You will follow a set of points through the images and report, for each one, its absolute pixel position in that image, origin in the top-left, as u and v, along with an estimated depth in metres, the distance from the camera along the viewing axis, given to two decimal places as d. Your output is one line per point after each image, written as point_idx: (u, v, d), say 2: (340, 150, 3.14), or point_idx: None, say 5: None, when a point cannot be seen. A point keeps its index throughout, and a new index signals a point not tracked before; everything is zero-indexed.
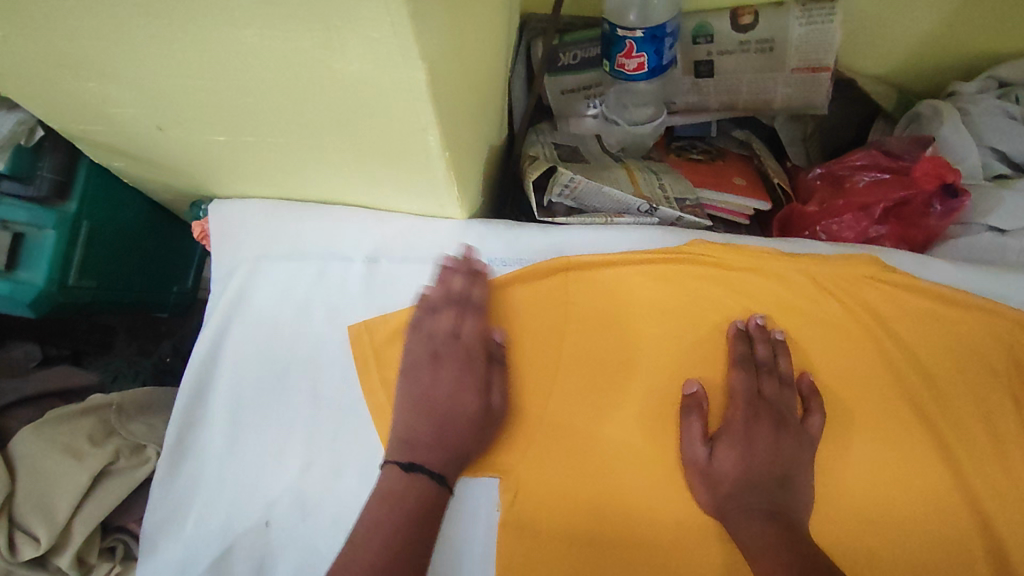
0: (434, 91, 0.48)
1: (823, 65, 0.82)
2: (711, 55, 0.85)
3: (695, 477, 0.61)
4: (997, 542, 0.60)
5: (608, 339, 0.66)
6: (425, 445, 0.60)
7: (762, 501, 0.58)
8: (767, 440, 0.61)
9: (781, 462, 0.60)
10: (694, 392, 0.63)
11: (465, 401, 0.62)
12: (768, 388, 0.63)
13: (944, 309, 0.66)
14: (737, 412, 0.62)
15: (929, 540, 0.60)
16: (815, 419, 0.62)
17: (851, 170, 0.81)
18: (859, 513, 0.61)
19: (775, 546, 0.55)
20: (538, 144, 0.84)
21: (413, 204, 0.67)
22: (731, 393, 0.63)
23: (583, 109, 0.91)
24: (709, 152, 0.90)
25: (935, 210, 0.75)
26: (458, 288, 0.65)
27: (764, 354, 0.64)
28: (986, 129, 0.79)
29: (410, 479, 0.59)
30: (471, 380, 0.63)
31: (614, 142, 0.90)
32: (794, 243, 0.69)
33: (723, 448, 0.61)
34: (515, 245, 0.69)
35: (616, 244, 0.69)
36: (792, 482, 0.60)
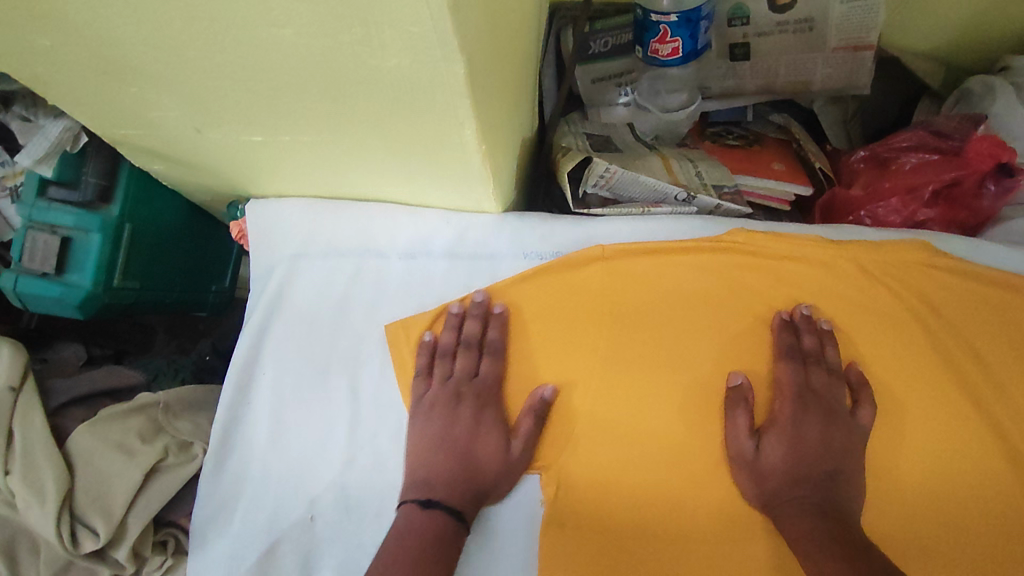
0: (471, 85, 0.47)
1: (866, 43, 0.79)
2: (747, 36, 0.83)
3: (740, 472, 0.60)
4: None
5: (649, 331, 0.65)
6: (442, 482, 0.60)
7: (811, 494, 0.57)
8: (812, 432, 0.60)
9: (832, 455, 0.59)
10: (740, 384, 0.62)
11: (486, 446, 0.62)
12: (816, 380, 0.62)
13: (1001, 294, 0.63)
14: (783, 404, 0.61)
15: (993, 539, 0.58)
16: (865, 410, 0.61)
17: (898, 152, 0.78)
18: (917, 506, 0.59)
19: (826, 540, 0.53)
20: (570, 134, 0.83)
21: (448, 199, 0.66)
22: (777, 385, 0.62)
23: (614, 97, 0.89)
24: (746, 138, 0.88)
25: (987, 190, 0.73)
26: (471, 332, 0.66)
27: (811, 344, 0.62)
28: None
29: (429, 515, 0.58)
30: (491, 417, 0.63)
31: (647, 130, 0.87)
32: (843, 230, 0.66)
33: (771, 440, 0.60)
34: (550, 239, 0.68)
35: (655, 233, 0.67)
36: (844, 477, 0.58)
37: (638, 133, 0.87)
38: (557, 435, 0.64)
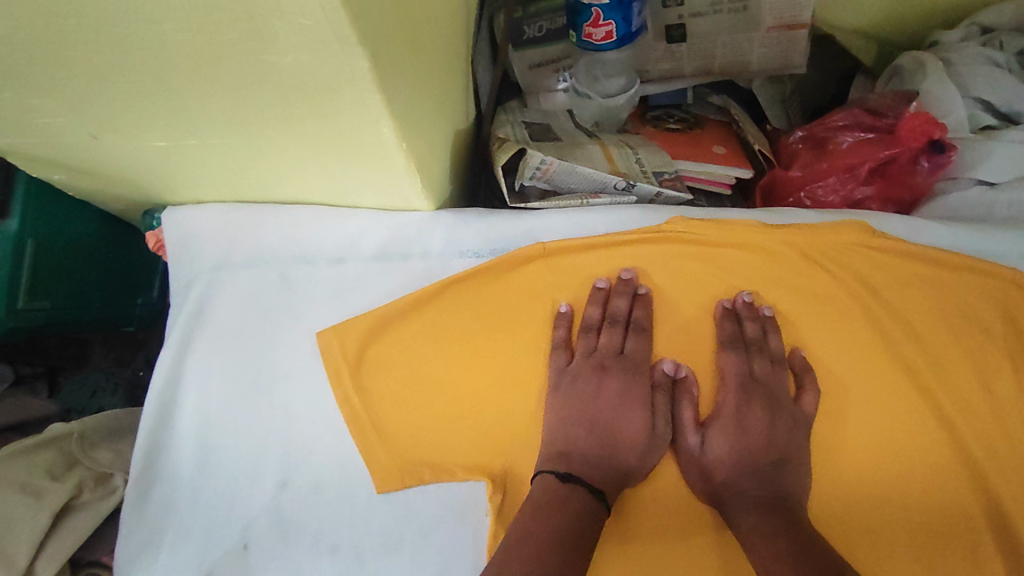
0: (379, 78, 0.44)
1: (800, 22, 0.77)
2: (682, 18, 0.81)
3: (686, 464, 0.60)
4: (1007, 520, 0.58)
5: (594, 326, 0.63)
6: (581, 458, 0.59)
7: (755, 487, 0.57)
8: (753, 423, 0.60)
9: (775, 444, 0.59)
10: (684, 377, 0.62)
11: (633, 423, 0.60)
12: (759, 370, 0.62)
13: (934, 272, 0.63)
14: (727, 396, 0.61)
15: (937, 519, 0.59)
16: (809, 396, 0.61)
17: (834, 130, 0.77)
18: (861, 490, 0.59)
19: (771, 535, 0.53)
20: (508, 122, 0.81)
21: (376, 198, 0.63)
22: (722, 375, 0.62)
23: (552, 83, 0.86)
24: (686, 120, 0.88)
25: (922, 166, 0.73)
26: (619, 309, 0.62)
27: (754, 331, 0.62)
28: (971, 79, 0.76)
29: (569, 488, 0.56)
30: (637, 395, 0.61)
31: (589, 117, 0.86)
32: (779, 211, 0.65)
33: (715, 435, 0.60)
34: (486, 234, 0.65)
35: (595, 226, 0.65)
36: (786, 466, 0.59)
37: (578, 120, 0.85)
38: (499, 439, 0.61)
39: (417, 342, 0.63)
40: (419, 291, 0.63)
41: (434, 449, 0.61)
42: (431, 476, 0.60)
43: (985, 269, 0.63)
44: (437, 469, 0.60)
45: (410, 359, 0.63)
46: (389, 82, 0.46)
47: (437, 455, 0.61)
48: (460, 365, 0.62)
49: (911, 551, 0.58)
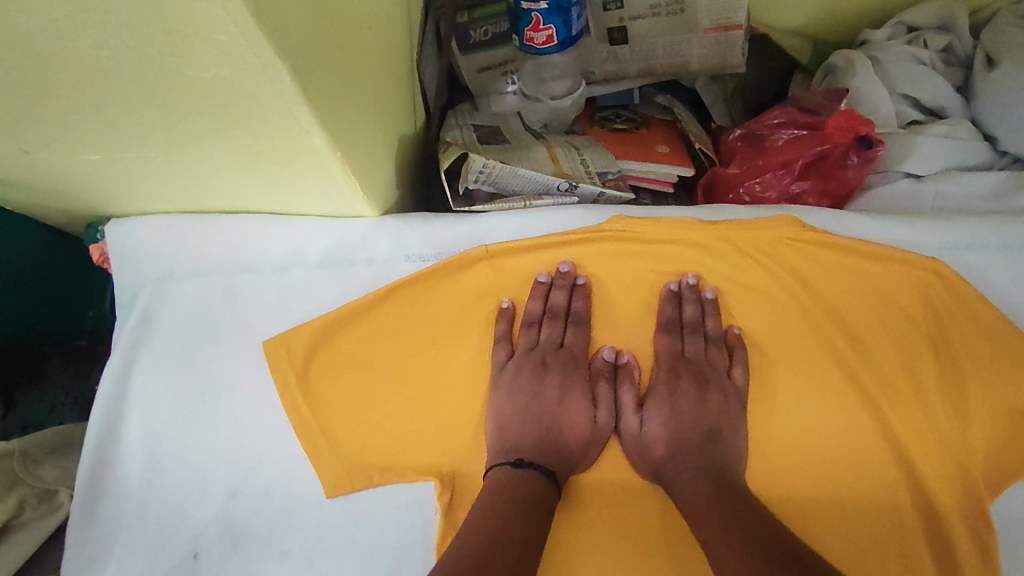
0: (304, 90, 0.44)
1: (735, 23, 0.78)
2: (623, 20, 0.82)
3: (630, 449, 0.62)
4: (931, 501, 0.61)
5: (538, 324, 0.65)
6: (530, 445, 0.60)
7: (693, 460, 0.60)
8: (687, 400, 0.63)
9: (707, 420, 0.62)
10: (626, 361, 0.64)
11: (577, 413, 0.63)
12: (689, 349, 0.65)
13: (863, 263, 0.65)
14: (660, 375, 0.64)
15: (866, 505, 0.61)
16: (739, 370, 0.64)
17: (770, 128, 0.80)
18: (792, 485, 0.62)
19: (710, 504, 0.55)
20: (457, 125, 0.84)
21: (321, 206, 0.64)
22: (658, 356, 0.65)
23: (502, 86, 0.90)
24: (633, 121, 0.90)
25: (851, 161, 0.76)
26: (558, 303, 0.64)
27: (691, 315, 0.65)
28: (897, 76, 0.79)
29: (521, 474, 0.58)
30: (579, 384, 0.64)
31: (540, 119, 0.89)
32: (716, 210, 0.66)
33: (652, 413, 0.63)
34: (431, 239, 0.66)
35: (536, 228, 0.66)
36: (721, 438, 0.61)
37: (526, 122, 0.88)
38: (447, 439, 0.62)
39: (364, 347, 0.64)
40: (360, 298, 0.64)
41: (384, 453, 0.61)
42: (382, 481, 0.61)
43: (913, 261, 0.65)
44: (387, 473, 0.61)
45: (360, 365, 0.64)
46: (316, 93, 0.46)
47: (388, 458, 0.61)
48: (407, 368, 0.63)
49: (841, 543, 0.60)
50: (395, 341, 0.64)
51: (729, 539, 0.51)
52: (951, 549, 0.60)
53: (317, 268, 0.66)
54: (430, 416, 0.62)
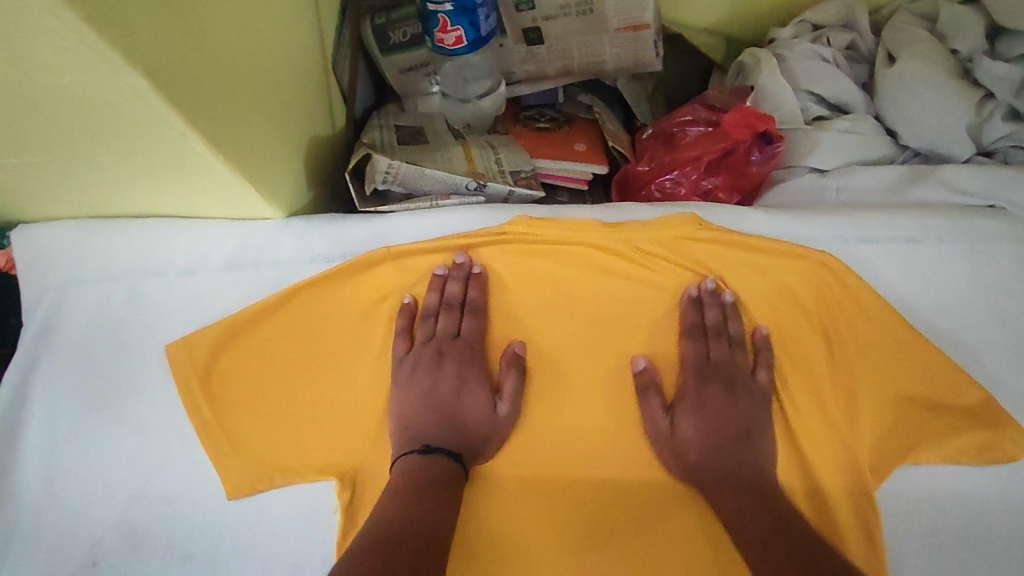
0: (168, 97, 0.45)
1: (643, 23, 0.80)
2: (536, 21, 0.83)
3: (634, 463, 0.64)
4: (817, 487, 0.64)
5: (435, 315, 0.66)
6: (435, 436, 0.62)
7: (727, 474, 0.62)
8: (718, 405, 0.65)
9: (740, 420, 0.64)
10: (644, 368, 0.65)
11: (474, 399, 0.63)
12: (712, 352, 0.67)
13: (757, 258, 0.67)
14: (687, 380, 0.66)
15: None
16: (762, 373, 0.66)
17: (680, 126, 0.83)
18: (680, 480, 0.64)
19: (755, 523, 0.58)
20: (378, 126, 0.85)
21: (224, 209, 0.64)
22: (683, 362, 0.66)
23: (426, 86, 0.91)
24: (557, 120, 0.91)
25: (755, 157, 0.77)
26: (454, 294, 0.65)
27: (713, 319, 0.66)
28: (802, 74, 0.81)
29: (431, 459, 0.59)
30: (475, 372, 0.65)
31: (464, 120, 0.90)
32: (615, 210, 0.68)
33: (681, 417, 0.65)
34: (335, 240, 0.66)
35: (440, 227, 0.67)
36: (751, 437, 0.64)
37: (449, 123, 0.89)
38: (351, 436, 0.63)
39: (269, 348, 0.65)
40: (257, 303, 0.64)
41: (290, 454, 0.62)
42: (286, 481, 0.61)
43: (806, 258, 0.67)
44: (291, 473, 0.62)
45: (265, 366, 0.64)
46: (184, 100, 0.46)
47: (293, 458, 0.62)
48: (313, 368, 0.64)
49: None
50: (299, 341, 0.65)
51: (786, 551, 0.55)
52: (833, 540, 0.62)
53: (221, 272, 0.66)
54: (334, 415, 0.63)
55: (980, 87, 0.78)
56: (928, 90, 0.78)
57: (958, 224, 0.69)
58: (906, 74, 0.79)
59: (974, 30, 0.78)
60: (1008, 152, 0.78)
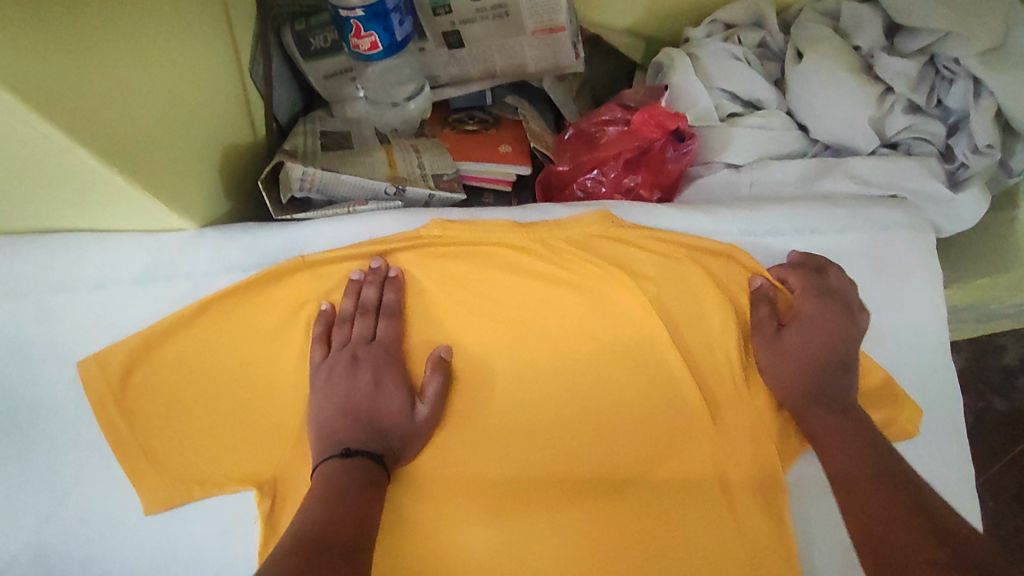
0: (25, 101, 0.44)
1: (557, 25, 0.81)
2: (455, 24, 0.84)
3: (767, 361, 0.66)
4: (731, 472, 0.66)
5: (351, 321, 0.66)
6: (355, 440, 0.60)
7: (827, 393, 0.65)
8: (816, 328, 0.66)
9: (840, 343, 0.66)
10: (760, 286, 0.68)
11: (393, 403, 0.62)
12: (836, 282, 0.68)
13: (672, 253, 0.69)
14: (805, 298, 0.67)
15: (676, 485, 0.65)
16: (862, 317, 0.68)
17: (598, 126, 0.84)
18: (602, 471, 0.66)
19: (851, 445, 0.61)
20: (303, 132, 0.85)
21: (135, 220, 0.63)
22: (791, 287, 0.68)
23: (352, 91, 0.91)
24: (485, 122, 0.92)
25: (671, 154, 0.81)
26: (369, 298, 0.65)
27: (799, 259, 0.69)
28: (715, 72, 0.84)
29: (350, 463, 0.59)
30: (394, 376, 0.64)
31: (393, 123, 0.91)
32: (530, 210, 0.69)
33: (791, 333, 0.66)
34: (252, 249, 0.66)
35: (357, 234, 0.67)
36: (849, 365, 0.66)
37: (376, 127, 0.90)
38: (272, 444, 0.63)
39: (186, 361, 0.64)
40: (172, 314, 0.64)
41: (209, 465, 0.62)
42: (205, 492, 0.61)
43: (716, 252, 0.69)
44: (210, 484, 0.62)
45: (183, 379, 0.64)
46: (47, 105, 0.46)
47: (212, 470, 0.62)
48: (232, 378, 0.64)
49: (652, 517, 0.64)
50: (217, 353, 0.64)
51: (878, 481, 0.57)
52: (756, 522, 0.64)
53: (133, 285, 0.64)
54: (254, 425, 0.63)
55: (880, 82, 0.81)
56: (833, 85, 0.80)
57: (863, 213, 0.72)
58: (812, 70, 0.81)
59: (872, 27, 0.81)
60: (909, 144, 0.82)
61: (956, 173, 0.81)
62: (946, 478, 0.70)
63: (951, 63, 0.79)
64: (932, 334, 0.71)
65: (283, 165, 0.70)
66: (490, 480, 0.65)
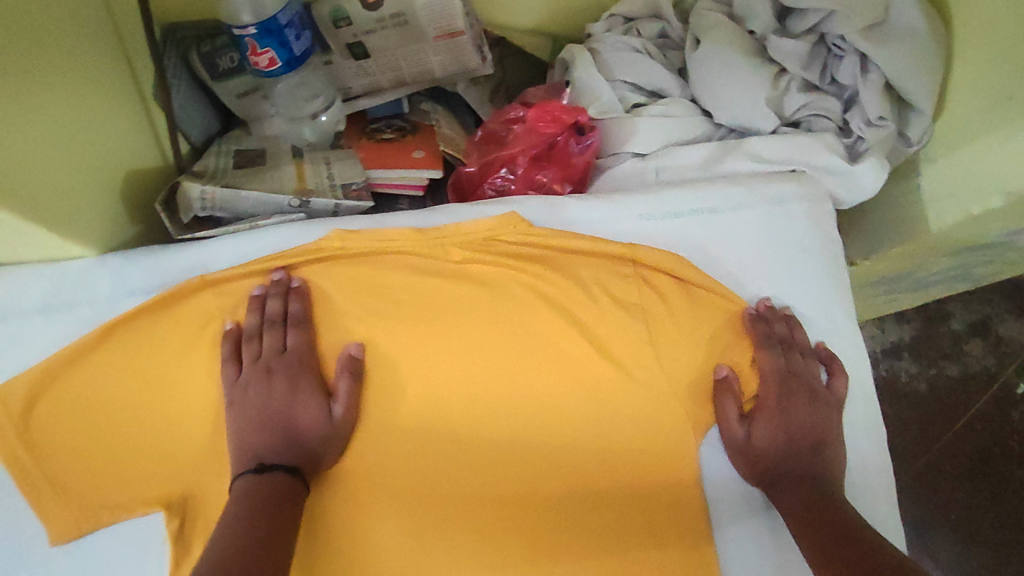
0: None
1: (457, 30, 0.82)
2: (357, 36, 0.84)
3: (734, 455, 0.66)
4: (645, 451, 0.66)
5: (257, 336, 0.65)
6: (264, 450, 0.61)
7: (796, 465, 0.64)
8: (793, 416, 0.66)
9: (814, 431, 0.66)
10: (726, 376, 0.67)
11: (308, 412, 0.63)
12: (795, 365, 0.68)
13: (574, 243, 0.70)
14: (769, 392, 0.67)
15: (588, 468, 0.67)
16: (838, 380, 0.70)
17: (507, 124, 0.84)
18: (514, 467, 0.66)
19: (806, 513, 0.60)
20: (216, 153, 0.85)
21: (31, 252, 0.63)
22: (762, 372, 0.68)
23: (265, 110, 0.90)
24: (403, 129, 0.92)
25: (575, 148, 0.83)
26: (272, 311, 0.65)
27: (782, 330, 0.69)
28: (615, 64, 0.86)
29: (263, 479, 0.58)
30: (306, 386, 0.64)
31: (308, 137, 0.91)
32: (430, 214, 0.70)
33: (760, 424, 0.66)
34: (154, 272, 0.66)
35: (258, 249, 0.68)
36: (823, 448, 0.66)
37: (293, 143, 0.90)
38: (182, 464, 0.63)
39: (90, 388, 0.64)
40: (71, 344, 0.63)
41: (119, 489, 0.62)
42: (116, 517, 0.61)
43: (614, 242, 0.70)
44: (119, 509, 0.62)
45: (88, 405, 0.64)
46: None
47: (122, 494, 0.62)
48: (138, 401, 0.64)
49: (564, 502, 0.66)
50: (121, 378, 0.64)
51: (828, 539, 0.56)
52: (666, 498, 0.66)
53: (34, 314, 0.65)
54: (162, 446, 0.63)
55: (774, 63, 0.84)
56: (729, 70, 0.82)
57: (759, 189, 0.74)
58: (709, 56, 0.83)
59: (764, 10, 0.82)
60: (808, 121, 0.84)
61: (854, 147, 0.83)
62: (859, 445, 0.71)
63: (840, 40, 0.81)
64: (835, 304, 0.73)
65: (180, 186, 0.71)
66: (408, 482, 0.65)
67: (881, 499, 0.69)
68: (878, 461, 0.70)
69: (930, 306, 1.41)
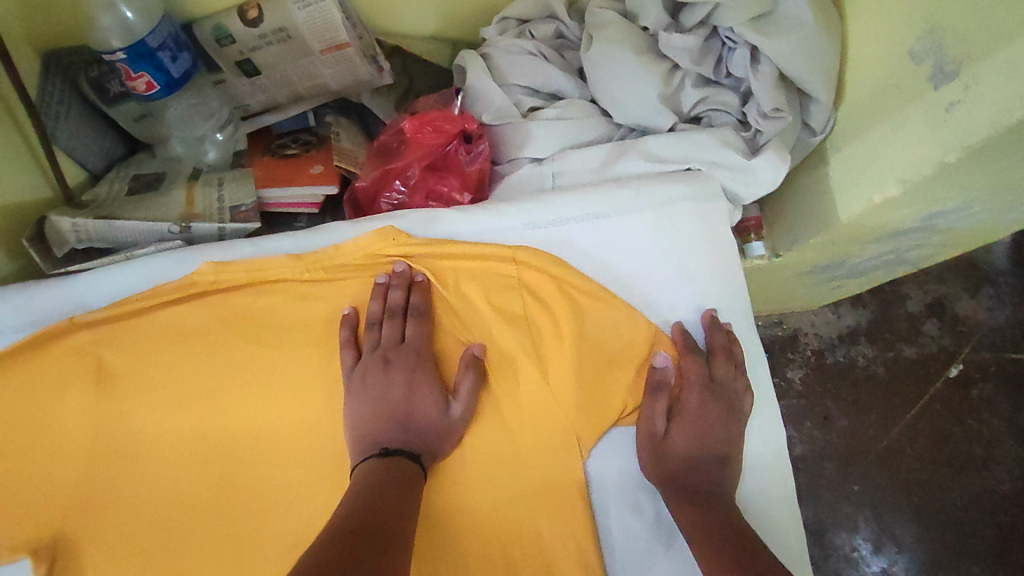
0: None
1: (341, 42, 0.81)
2: (243, 54, 0.83)
3: (644, 455, 0.65)
4: (532, 465, 0.65)
5: (132, 369, 0.65)
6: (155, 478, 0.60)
7: (704, 476, 0.63)
8: (705, 421, 0.66)
9: (723, 443, 0.66)
10: (664, 365, 0.66)
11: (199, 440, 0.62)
12: (721, 373, 0.67)
13: (455, 256, 0.69)
14: (691, 397, 0.66)
15: (475, 489, 0.64)
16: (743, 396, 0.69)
17: (398, 138, 0.84)
18: None
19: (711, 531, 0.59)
20: (111, 180, 0.83)
21: None
22: (687, 375, 0.67)
23: (165, 131, 0.88)
24: (310, 143, 0.89)
25: (465, 156, 0.83)
26: (147, 343, 0.65)
27: (721, 340, 0.69)
28: (508, 69, 0.85)
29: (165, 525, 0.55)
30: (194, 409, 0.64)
31: (210, 157, 0.89)
32: (307, 237, 0.69)
33: (678, 427, 0.65)
34: (23, 310, 0.65)
35: (131, 283, 0.67)
36: (729, 461, 0.65)
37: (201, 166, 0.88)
38: (53, 502, 0.62)
39: None
40: None
41: None
42: None
43: (495, 252, 0.69)
44: None
45: None
46: None
47: None
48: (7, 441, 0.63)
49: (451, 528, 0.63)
50: None
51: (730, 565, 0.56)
52: (555, 515, 0.64)
53: None
54: (31, 485, 0.62)
55: (667, 59, 0.82)
56: (622, 68, 0.80)
57: (648, 190, 0.72)
58: (601, 56, 0.81)
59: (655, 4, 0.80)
60: (709, 116, 0.84)
61: (754, 140, 0.82)
62: (755, 452, 0.69)
63: (731, 32, 0.79)
64: (728, 305, 0.71)
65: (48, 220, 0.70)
66: (286, 512, 0.63)
67: (779, 509, 0.67)
68: (776, 463, 0.69)
69: (886, 287, 1.35)
